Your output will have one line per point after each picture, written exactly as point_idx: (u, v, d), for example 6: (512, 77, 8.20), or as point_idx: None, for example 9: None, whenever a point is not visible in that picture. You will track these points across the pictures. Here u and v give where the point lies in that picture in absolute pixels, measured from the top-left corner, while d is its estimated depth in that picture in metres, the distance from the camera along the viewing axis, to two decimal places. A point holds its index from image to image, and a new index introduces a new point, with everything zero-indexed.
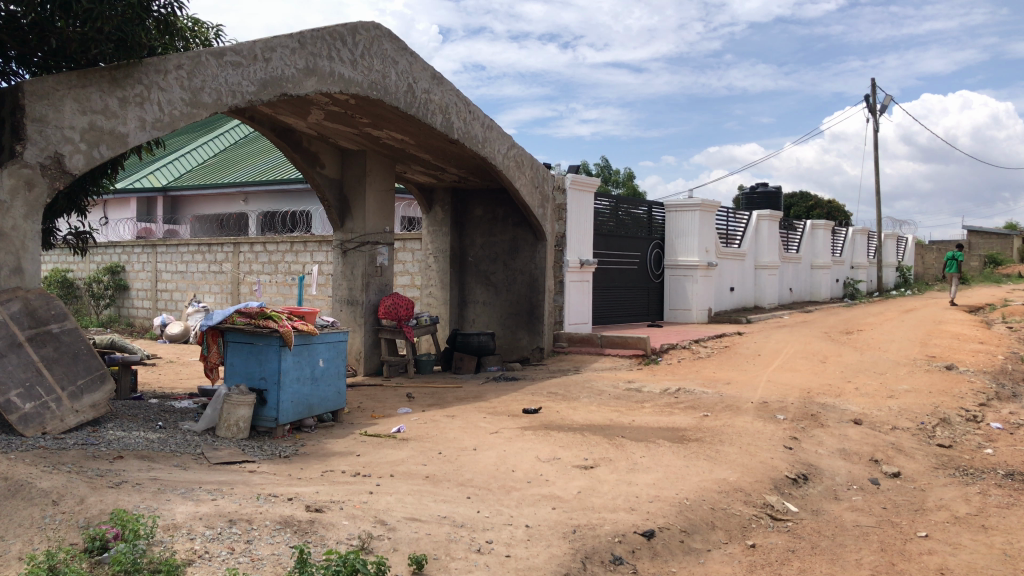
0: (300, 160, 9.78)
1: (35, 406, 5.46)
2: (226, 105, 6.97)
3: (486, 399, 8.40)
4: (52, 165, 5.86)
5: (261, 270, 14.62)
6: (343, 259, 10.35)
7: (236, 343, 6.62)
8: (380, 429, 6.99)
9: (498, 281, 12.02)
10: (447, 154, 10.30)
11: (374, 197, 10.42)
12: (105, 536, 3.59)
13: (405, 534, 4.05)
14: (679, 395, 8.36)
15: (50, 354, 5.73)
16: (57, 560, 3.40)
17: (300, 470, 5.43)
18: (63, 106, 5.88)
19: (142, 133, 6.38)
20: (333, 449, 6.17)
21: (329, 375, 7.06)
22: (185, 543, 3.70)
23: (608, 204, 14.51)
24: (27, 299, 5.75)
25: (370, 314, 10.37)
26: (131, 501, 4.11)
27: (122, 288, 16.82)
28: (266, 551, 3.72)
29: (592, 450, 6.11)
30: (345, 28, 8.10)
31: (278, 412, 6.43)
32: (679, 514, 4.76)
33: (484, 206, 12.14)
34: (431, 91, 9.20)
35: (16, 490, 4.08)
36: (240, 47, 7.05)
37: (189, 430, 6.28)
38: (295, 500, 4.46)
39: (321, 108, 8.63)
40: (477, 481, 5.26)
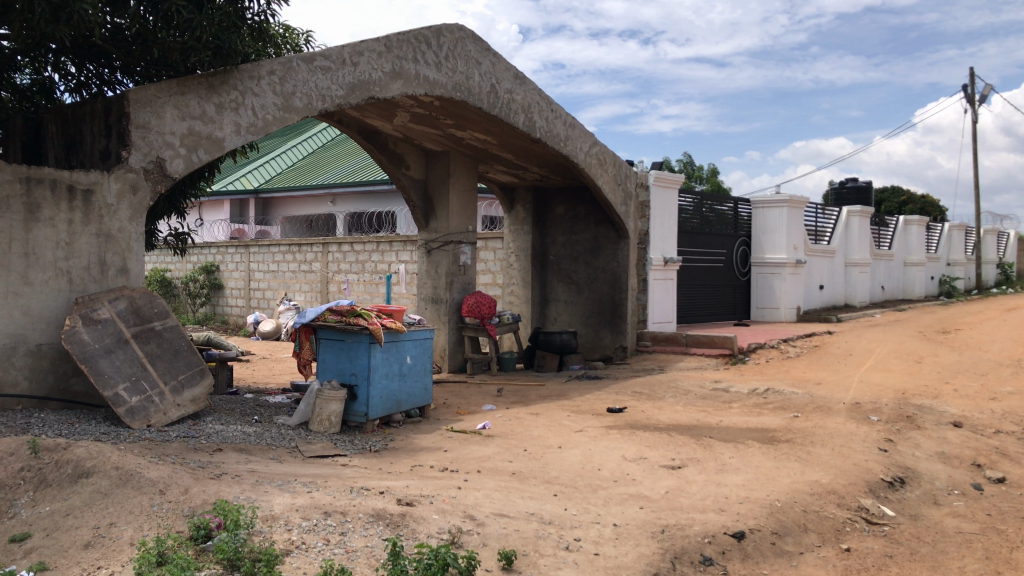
0: (386, 162, 9.99)
1: (140, 400, 5.72)
2: (317, 109, 7.17)
3: (570, 397, 8.41)
4: (154, 169, 6.15)
5: (349, 270, 14.95)
6: (428, 258, 10.51)
7: (327, 340, 6.79)
8: (466, 425, 7.07)
9: (581, 279, 12.01)
10: (529, 153, 10.34)
11: (458, 197, 10.55)
12: (209, 525, 3.75)
13: (494, 530, 4.10)
14: (768, 395, 8.21)
15: (153, 350, 5.98)
16: (166, 547, 3.58)
17: (389, 465, 5.54)
18: (164, 112, 6.14)
19: (238, 137, 6.62)
20: (421, 445, 6.28)
21: (416, 372, 7.18)
22: (283, 534, 3.83)
23: (692, 201, 14.32)
24: (132, 297, 6.04)
25: (454, 312, 10.50)
26: (232, 491, 4.27)
27: (217, 287, 17.45)
28: (360, 544, 3.82)
29: (680, 450, 6.05)
30: (430, 31, 8.21)
31: (368, 407, 6.58)
32: (771, 516, 4.68)
33: (565, 204, 12.15)
34: (514, 90, 9.24)
35: (126, 479, 4.29)
36: (329, 52, 7.23)
37: (284, 424, 6.48)
38: (386, 493, 4.57)
39: (407, 110, 8.79)
40: (563, 479, 5.28)
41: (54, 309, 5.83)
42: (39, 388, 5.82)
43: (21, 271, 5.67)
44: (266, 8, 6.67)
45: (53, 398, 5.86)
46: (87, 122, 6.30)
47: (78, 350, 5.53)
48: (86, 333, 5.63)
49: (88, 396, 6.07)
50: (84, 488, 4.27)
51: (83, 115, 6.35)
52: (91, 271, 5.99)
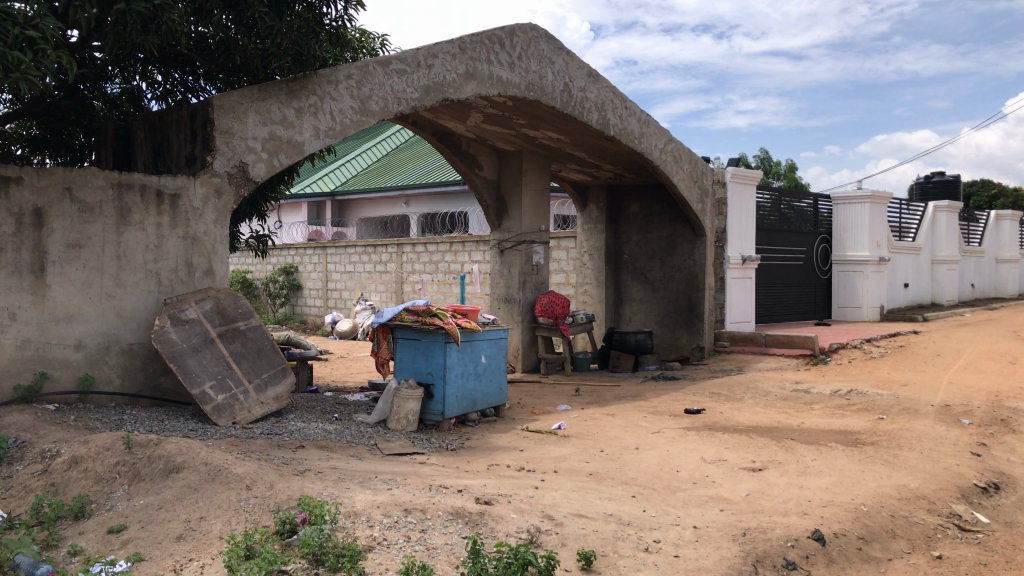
0: (460, 163, 10.09)
1: (226, 397, 5.89)
2: (393, 111, 7.27)
3: (646, 398, 8.34)
4: (237, 173, 6.33)
5: (423, 270, 15.12)
6: (501, 258, 10.56)
7: (404, 339, 6.88)
8: (542, 425, 7.08)
9: (656, 278, 11.90)
10: (603, 151, 10.29)
11: (532, 196, 10.57)
12: (294, 520, 3.85)
13: (573, 530, 4.09)
14: (851, 396, 8.00)
15: (238, 349, 6.15)
16: (253, 541, 3.68)
17: (466, 464, 5.59)
18: (246, 118, 6.32)
19: (317, 141, 6.77)
20: (497, 444, 6.31)
21: (491, 371, 7.22)
22: (365, 530, 3.89)
23: (769, 197, 14.03)
24: (217, 298, 6.23)
25: (527, 312, 10.50)
26: (316, 488, 4.37)
27: (296, 287, 17.86)
28: (439, 541, 3.86)
29: (761, 452, 5.94)
30: (503, 31, 8.24)
31: (444, 406, 6.65)
32: (857, 520, 4.56)
33: (639, 202, 12.06)
34: (587, 89, 9.20)
35: (215, 475, 4.43)
36: (404, 55, 7.33)
37: (363, 422, 6.59)
38: (465, 492, 4.60)
39: (480, 111, 8.84)
40: (641, 480, 5.23)
41: (144, 309, 6.06)
42: (131, 385, 6.04)
43: (113, 273, 5.91)
44: (343, 13, 6.78)
45: (144, 395, 6.08)
46: (174, 128, 6.52)
47: (168, 349, 5.72)
48: (174, 332, 5.83)
49: (177, 393, 6.28)
50: (175, 483, 4.42)
51: (170, 122, 6.57)
52: (179, 272, 6.21)
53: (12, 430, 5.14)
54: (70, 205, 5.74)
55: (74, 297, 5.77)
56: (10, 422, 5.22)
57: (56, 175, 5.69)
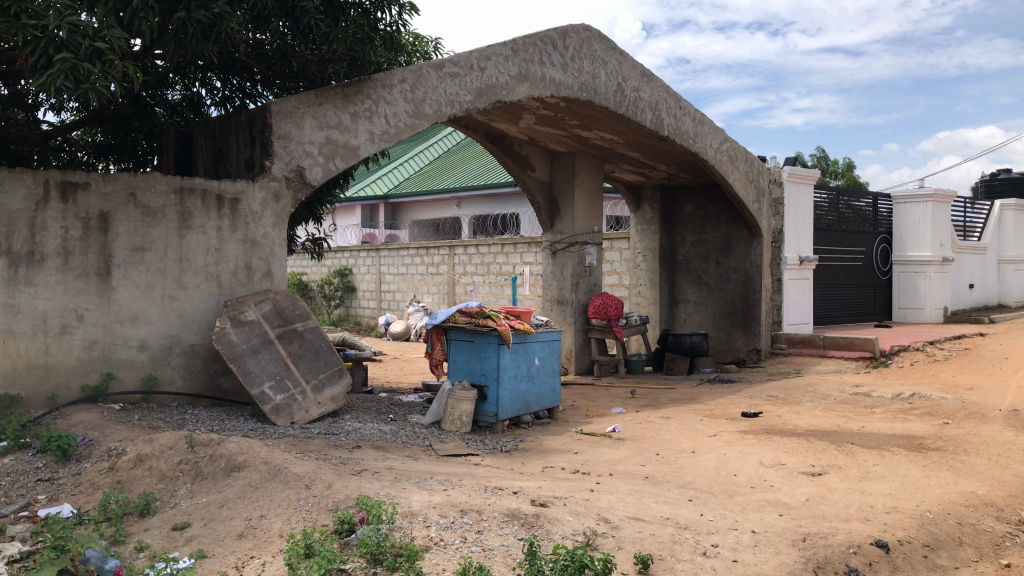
0: (512, 164, 10.12)
1: (284, 397, 5.99)
2: (446, 114, 7.32)
3: (702, 401, 8.24)
4: (295, 178, 6.45)
5: (475, 272, 15.18)
6: (553, 260, 10.55)
7: (457, 341, 6.91)
8: (596, 428, 7.05)
9: (711, 279, 11.76)
10: (656, 151, 10.21)
11: (584, 197, 10.53)
12: (352, 520, 3.89)
13: (630, 533, 4.06)
14: (915, 400, 7.80)
15: (296, 350, 6.25)
16: (312, 539, 3.72)
17: (521, 466, 5.59)
18: (303, 122, 6.42)
19: (372, 145, 6.85)
20: (551, 446, 6.30)
21: (544, 373, 7.21)
22: (422, 531, 3.92)
23: (827, 197, 13.76)
24: (276, 300, 6.34)
25: (580, 314, 10.46)
26: (373, 488, 4.40)
27: (350, 289, 18.08)
28: (496, 542, 3.87)
29: (821, 456, 5.83)
30: (556, 32, 8.24)
31: (498, 407, 6.67)
32: (923, 527, 4.44)
33: (694, 202, 11.94)
34: (641, 89, 9.14)
35: (275, 474, 4.51)
36: (457, 58, 7.37)
37: (418, 422, 6.64)
38: (521, 493, 4.60)
39: (533, 112, 8.84)
40: (698, 484, 5.18)
41: (206, 311, 6.21)
42: (193, 386, 6.19)
43: (175, 276, 6.06)
44: (398, 18, 6.84)
45: (205, 395, 6.22)
46: (233, 134, 6.65)
47: (228, 350, 5.84)
48: (234, 334, 5.94)
49: (236, 393, 6.41)
50: (237, 482, 4.51)
51: (229, 128, 6.71)
52: (239, 275, 6.35)
53: (80, 428, 5.29)
54: (134, 209, 5.88)
55: (138, 299, 5.92)
56: (78, 421, 5.38)
57: (121, 180, 5.83)
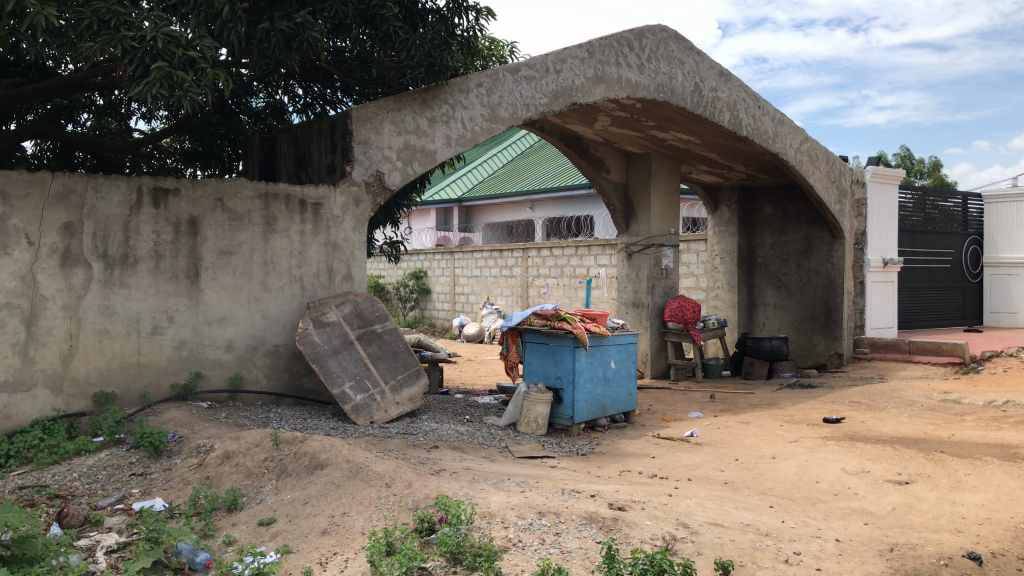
0: (587, 166, 10.13)
1: (364, 397, 6.11)
2: (523, 118, 7.36)
3: (782, 406, 8.08)
4: (374, 182, 6.60)
5: (548, 274, 15.20)
6: (629, 262, 10.49)
7: (533, 343, 6.94)
8: (673, 432, 6.98)
9: (791, 282, 11.52)
10: (735, 152, 10.05)
11: (661, 198, 10.45)
12: (432, 519, 3.94)
13: (709, 539, 4.02)
14: (1008, 408, 7.49)
15: (375, 351, 6.36)
16: (394, 537, 3.79)
17: (597, 469, 5.58)
18: (382, 128, 6.57)
19: (448, 149, 6.95)
20: (628, 450, 6.27)
21: (621, 377, 7.17)
22: (500, 531, 3.95)
23: (913, 197, 13.31)
24: (356, 302, 6.48)
25: (657, 317, 10.36)
26: (452, 488, 4.46)
27: (425, 291, 18.32)
28: (574, 545, 3.87)
29: (907, 464, 5.66)
30: (632, 33, 8.20)
31: (573, 410, 6.66)
32: (1018, 540, 4.27)
33: (774, 203, 11.71)
34: (719, 88, 9.03)
35: (357, 472, 4.60)
36: (533, 61, 7.40)
37: (494, 424, 6.69)
38: (598, 497, 4.60)
39: (608, 114, 8.82)
40: (778, 490, 5.09)
41: (289, 312, 6.42)
42: (276, 385, 6.39)
43: (261, 278, 6.28)
44: (474, 23, 6.91)
45: (288, 395, 6.41)
46: (315, 140, 6.84)
47: (311, 351, 6.00)
48: (317, 334, 6.11)
49: (318, 393, 6.59)
50: (321, 479, 4.62)
51: (311, 135, 6.90)
52: (320, 277, 6.56)
53: (171, 425, 5.50)
54: (222, 214, 6.09)
55: (225, 301, 6.14)
56: (169, 418, 5.60)
57: (209, 187, 6.04)
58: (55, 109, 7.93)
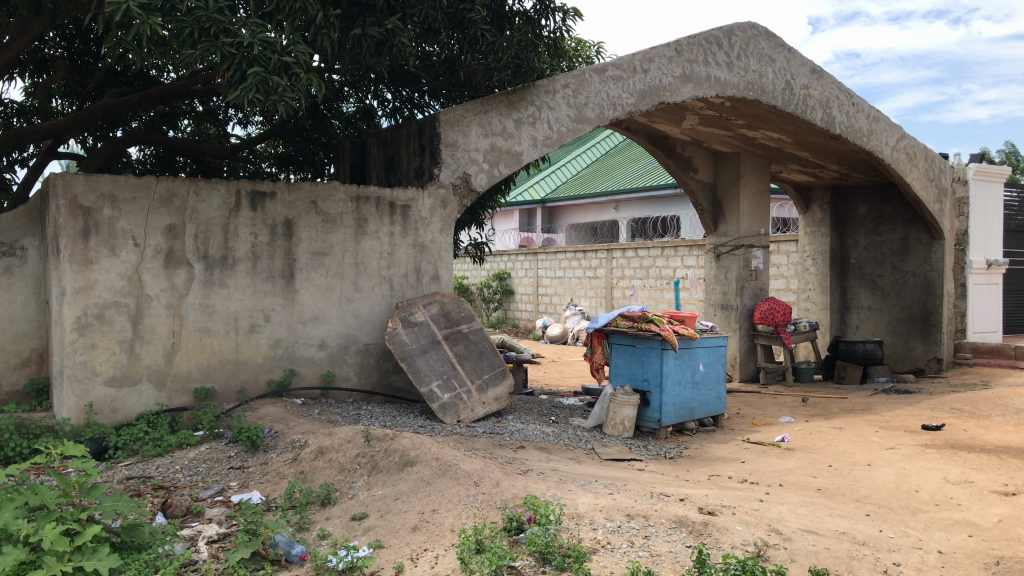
0: (674, 166, 10.05)
1: (451, 396, 6.18)
2: (610, 118, 7.33)
3: (878, 412, 7.83)
4: (461, 184, 6.69)
5: (634, 276, 15.08)
6: (717, 263, 10.33)
7: (620, 345, 6.90)
8: (764, 437, 6.85)
9: (887, 284, 11.15)
10: (827, 150, 9.79)
11: (750, 198, 10.25)
12: (521, 519, 3.96)
13: (803, 546, 3.93)
14: None
15: (461, 351, 6.43)
16: (483, 535, 3.82)
17: (686, 473, 5.52)
18: (469, 131, 6.66)
19: (534, 150, 6.99)
20: (718, 454, 6.17)
21: (710, 380, 7.07)
22: (589, 532, 3.94)
23: (1020, 194, 12.61)
24: (443, 302, 6.57)
25: (746, 319, 10.15)
26: (539, 488, 4.47)
27: (508, 292, 18.41)
28: (664, 548, 3.83)
29: (1014, 475, 5.40)
30: (721, 31, 8.08)
31: (661, 413, 6.60)
32: None
33: (868, 203, 11.36)
34: (811, 85, 8.80)
35: (446, 470, 4.66)
36: (621, 61, 7.37)
37: (580, 426, 6.68)
38: (688, 501, 4.55)
39: (696, 113, 8.71)
40: (875, 498, 4.94)
41: (379, 312, 6.57)
42: (366, 383, 6.54)
43: (352, 279, 6.44)
44: (561, 24, 6.92)
45: (377, 393, 6.56)
46: (404, 143, 6.97)
47: (399, 350, 6.12)
48: (405, 334, 6.23)
49: (406, 391, 6.72)
50: (411, 476, 4.70)
51: (400, 138, 7.04)
52: (409, 278, 6.69)
53: (267, 420, 5.69)
54: (316, 216, 6.27)
55: (318, 300, 6.32)
56: (265, 414, 5.79)
57: (304, 190, 6.22)
58: (159, 117, 8.29)
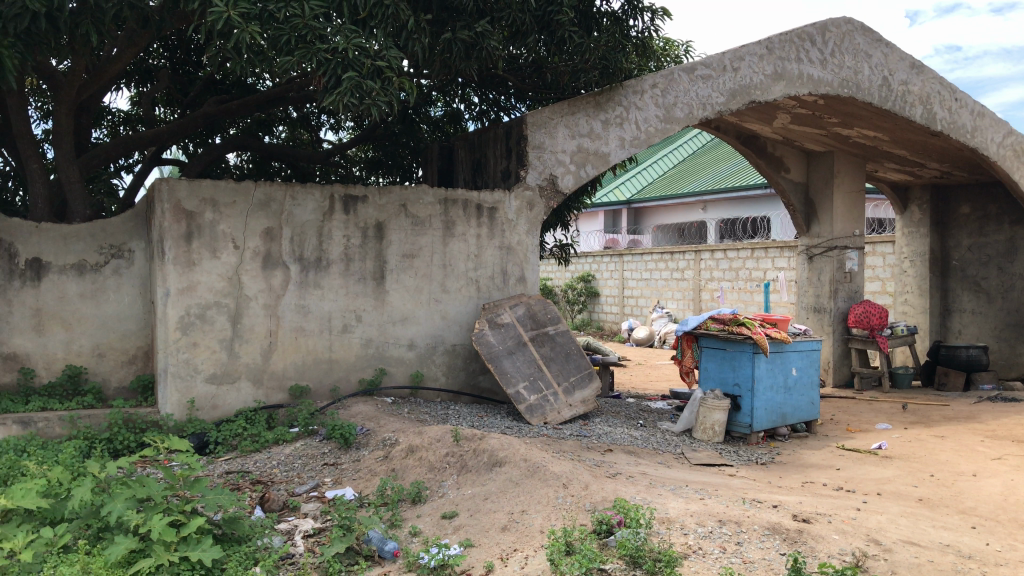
0: (764, 165, 9.86)
1: (538, 398, 6.21)
2: (699, 118, 7.24)
3: (983, 420, 7.50)
4: (548, 186, 6.73)
5: (722, 278, 14.84)
6: (810, 265, 10.08)
7: (710, 349, 6.79)
8: (860, 444, 6.65)
9: (992, 287, 10.68)
10: (926, 148, 9.43)
11: (845, 198, 9.96)
12: (610, 522, 3.94)
13: (904, 558, 3.80)
14: None
15: (548, 353, 6.44)
16: (573, 537, 3.82)
17: (779, 479, 5.40)
18: (556, 132, 6.70)
19: (622, 151, 6.96)
20: (811, 461, 6.02)
21: (803, 385, 6.90)
22: (680, 537, 3.90)
23: None
24: (529, 304, 6.59)
25: (840, 323, 9.87)
26: (628, 491, 4.45)
27: (594, 294, 18.36)
28: (757, 555, 3.76)
29: None
30: (814, 27, 7.88)
31: (752, 418, 6.48)
32: None
33: (972, 202, 10.90)
34: (911, 81, 8.49)
35: (535, 471, 4.69)
36: (710, 60, 7.27)
37: (669, 430, 6.61)
38: (781, 507, 4.45)
39: (788, 112, 8.52)
40: (981, 510, 4.73)
41: (466, 313, 6.65)
42: (454, 383, 6.63)
43: (440, 281, 6.54)
44: (650, 24, 6.87)
45: (465, 393, 6.64)
46: (492, 146, 7.04)
47: (486, 351, 6.20)
48: (492, 335, 6.29)
49: (493, 392, 6.79)
50: (499, 476, 4.74)
51: (487, 141, 7.12)
52: (496, 280, 6.76)
53: (359, 418, 5.83)
54: (405, 219, 6.39)
55: (408, 301, 6.43)
56: (357, 412, 5.92)
57: (394, 193, 6.35)
58: (255, 123, 8.58)
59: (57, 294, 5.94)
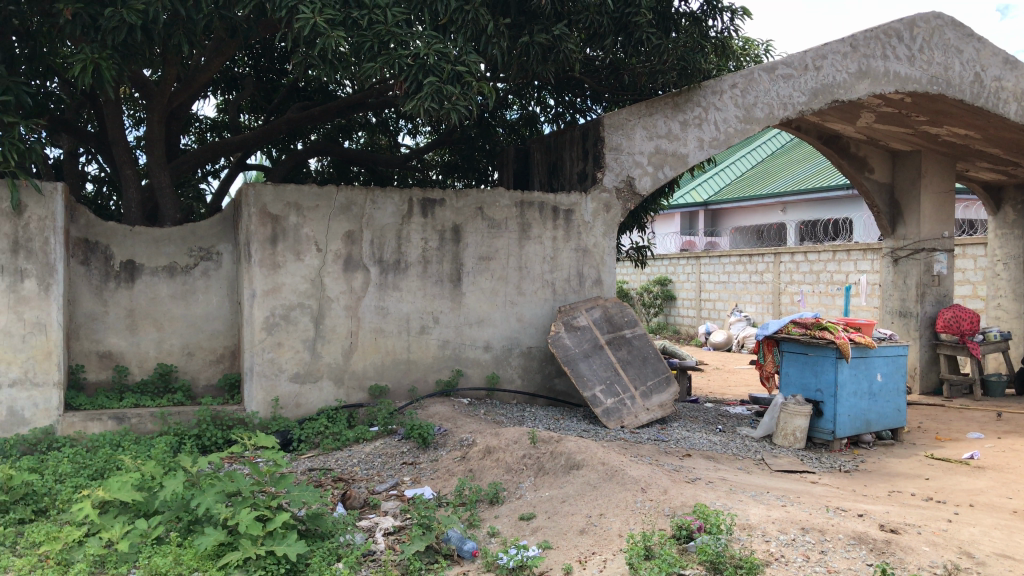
0: (848, 166, 9.63)
1: (614, 401, 6.19)
2: (780, 117, 7.12)
3: None
4: (625, 188, 6.71)
5: (803, 281, 14.51)
6: (895, 268, 9.77)
7: (791, 353, 6.66)
8: (949, 453, 6.42)
9: None
10: (1020, 146, 9.05)
11: (932, 199, 9.64)
12: (690, 527, 3.90)
13: (999, 571, 3.67)
14: None
15: (624, 356, 6.41)
16: (652, 542, 3.79)
17: (864, 487, 5.26)
18: (633, 134, 6.68)
19: (700, 152, 6.88)
20: (898, 470, 5.85)
21: (888, 391, 6.70)
22: (761, 544, 3.83)
23: None
24: (605, 306, 6.57)
25: (928, 327, 9.54)
26: (708, 497, 4.40)
27: (670, 297, 18.16)
28: (843, 565, 3.68)
29: None
30: (901, 23, 7.63)
31: (835, 424, 6.33)
32: None
33: None
34: (1004, 77, 8.17)
35: (612, 474, 4.68)
36: (791, 59, 7.13)
37: (749, 436, 6.50)
38: (867, 517, 4.34)
39: (872, 111, 8.29)
40: None
41: (542, 315, 6.68)
42: (530, 385, 6.66)
43: (516, 283, 6.58)
44: (729, 23, 6.79)
45: (540, 395, 6.66)
46: (568, 148, 7.06)
47: (562, 353, 6.21)
48: (568, 337, 6.30)
49: (569, 394, 6.79)
50: (577, 479, 4.75)
51: (564, 143, 7.13)
52: (572, 282, 6.76)
53: (437, 419, 5.90)
54: (482, 222, 6.45)
55: (484, 303, 6.49)
56: (434, 412, 6.00)
57: (471, 196, 6.41)
58: (336, 129, 8.77)
59: (150, 295, 6.18)
